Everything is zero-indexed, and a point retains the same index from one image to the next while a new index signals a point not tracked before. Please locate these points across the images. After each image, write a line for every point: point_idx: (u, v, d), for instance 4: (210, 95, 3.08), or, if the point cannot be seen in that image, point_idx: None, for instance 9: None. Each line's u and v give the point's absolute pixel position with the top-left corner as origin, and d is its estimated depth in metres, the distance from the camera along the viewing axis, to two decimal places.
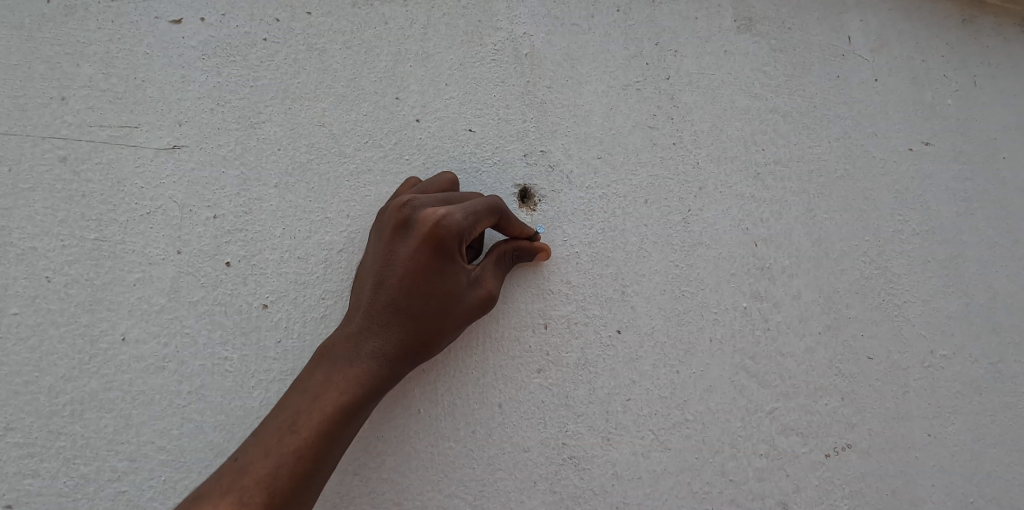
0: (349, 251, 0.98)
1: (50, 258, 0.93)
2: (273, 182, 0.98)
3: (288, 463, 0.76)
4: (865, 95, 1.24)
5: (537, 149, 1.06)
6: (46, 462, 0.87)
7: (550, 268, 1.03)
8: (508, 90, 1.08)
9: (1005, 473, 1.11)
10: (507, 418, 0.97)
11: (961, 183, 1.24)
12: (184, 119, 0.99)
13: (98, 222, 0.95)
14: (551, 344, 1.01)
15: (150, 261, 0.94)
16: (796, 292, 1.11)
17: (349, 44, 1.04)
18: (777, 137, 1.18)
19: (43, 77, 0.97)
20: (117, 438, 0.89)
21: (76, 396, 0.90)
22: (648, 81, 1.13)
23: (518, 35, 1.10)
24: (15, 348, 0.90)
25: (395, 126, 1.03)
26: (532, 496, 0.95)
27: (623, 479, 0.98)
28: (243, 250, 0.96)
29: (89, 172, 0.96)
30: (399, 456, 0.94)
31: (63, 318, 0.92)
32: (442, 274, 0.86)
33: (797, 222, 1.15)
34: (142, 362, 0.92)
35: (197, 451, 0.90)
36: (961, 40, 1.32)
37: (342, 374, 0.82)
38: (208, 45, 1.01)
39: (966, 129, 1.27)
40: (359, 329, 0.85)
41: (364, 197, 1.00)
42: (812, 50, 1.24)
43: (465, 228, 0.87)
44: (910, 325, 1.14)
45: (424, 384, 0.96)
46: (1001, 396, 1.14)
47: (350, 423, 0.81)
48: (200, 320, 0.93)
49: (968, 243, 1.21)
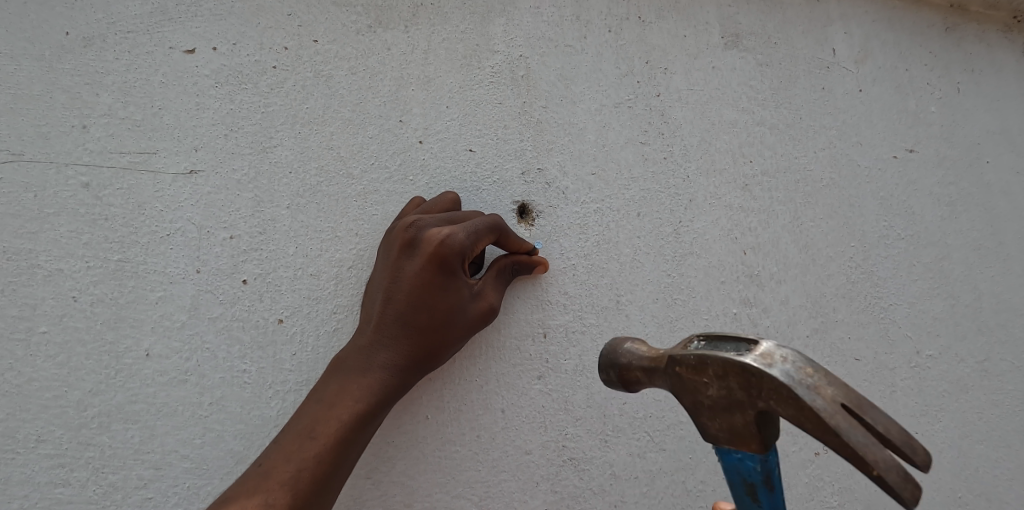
0: (357, 268, 1.04)
1: (75, 279, 0.97)
2: (284, 204, 1.04)
3: (308, 467, 0.81)
4: (850, 106, 1.30)
5: (534, 167, 1.12)
6: (76, 472, 0.92)
7: (548, 280, 1.09)
8: (506, 110, 1.13)
9: (991, 467, 1.16)
10: (510, 423, 1.03)
11: (946, 188, 1.30)
12: (200, 145, 1.04)
13: (121, 243, 1.00)
14: (550, 352, 1.07)
15: (171, 280, 1.00)
16: (784, 298, 1.17)
17: (353, 70, 1.10)
18: (764, 149, 1.23)
19: (64, 106, 1.02)
20: (142, 448, 0.94)
21: (103, 409, 0.94)
22: (639, 99, 1.19)
23: (514, 57, 1.15)
24: (44, 364, 0.94)
25: (400, 148, 1.08)
26: (534, 496, 1.01)
27: (620, 479, 1.04)
28: (258, 268, 1.01)
29: (111, 197, 1.01)
30: (408, 461, 0.98)
31: (90, 335, 0.96)
32: (447, 288, 0.92)
33: (784, 231, 1.20)
34: (165, 376, 0.97)
35: (219, 458, 0.95)
36: (944, 49, 1.38)
37: (355, 384, 0.88)
38: (220, 73, 1.07)
39: (949, 135, 1.33)
40: (370, 341, 0.90)
41: (371, 216, 1.06)
42: (798, 64, 1.29)
43: (468, 246, 0.92)
44: (896, 327, 1.20)
45: (430, 391, 1.01)
46: (987, 393, 1.20)
47: (363, 429, 0.86)
48: (219, 335, 0.99)
49: (953, 246, 1.27)
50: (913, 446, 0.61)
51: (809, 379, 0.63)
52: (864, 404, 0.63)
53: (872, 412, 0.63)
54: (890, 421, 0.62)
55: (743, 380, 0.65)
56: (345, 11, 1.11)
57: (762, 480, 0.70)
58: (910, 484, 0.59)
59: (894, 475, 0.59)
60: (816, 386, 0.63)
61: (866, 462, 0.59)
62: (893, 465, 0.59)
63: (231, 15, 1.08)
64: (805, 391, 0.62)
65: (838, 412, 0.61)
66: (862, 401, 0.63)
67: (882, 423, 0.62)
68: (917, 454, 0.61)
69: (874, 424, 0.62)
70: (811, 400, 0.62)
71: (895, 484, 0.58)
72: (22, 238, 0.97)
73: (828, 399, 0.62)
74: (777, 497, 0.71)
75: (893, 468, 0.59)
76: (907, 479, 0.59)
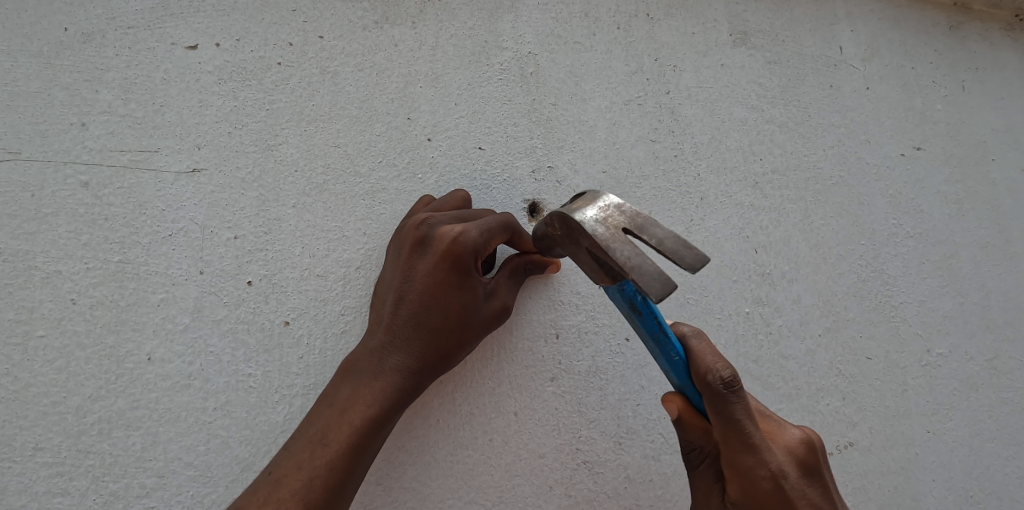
0: (366, 268, 1.02)
1: (74, 281, 0.94)
2: (291, 203, 1.02)
3: (321, 474, 0.79)
4: (857, 103, 1.29)
5: (544, 165, 1.10)
6: (75, 481, 0.87)
7: (560, 281, 1.08)
8: (515, 108, 1.12)
9: (1004, 466, 1.15)
10: (524, 426, 1.00)
11: (953, 186, 1.29)
12: (203, 143, 1.01)
13: (121, 244, 0.96)
14: (563, 354, 1.05)
15: (173, 282, 0.96)
16: (796, 297, 1.16)
17: (360, 67, 1.08)
18: (773, 147, 1.23)
19: (62, 103, 0.99)
20: (144, 456, 0.90)
21: (103, 416, 0.90)
22: (649, 96, 1.18)
23: (524, 54, 1.15)
24: (41, 369, 0.90)
25: (408, 146, 1.07)
26: (548, 501, 0.98)
27: (635, 482, 1.01)
28: (264, 269, 0.99)
29: (111, 197, 0.97)
30: (419, 466, 0.95)
31: (90, 339, 0.92)
32: (460, 287, 0.89)
33: (795, 229, 1.19)
34: (168, 381, 0.93)
35: (223, 466, 0.91)
36: (949, 46, 1.38)
37: (367, 387, 0.85)
38: (224, 69, 1.04)
39: (955, 133, 1.32)
40: (382, 343, 0.88)
41: (379, 216, 1.04)
42: (805, 61, 1.29)
43: (481, 244, 0.90)
44: (906, 325, 1.19)
45: (441, 395, 0.99)
46: (996, 392, 1.19)
47: (376, 434, 0.84)
48: (224, 338, 0.95)
49: (961, 244, 1.26)
50: (687, 251, 0.67)
51: (601, 215, 0.72)
52: (646, 225, 0.70)
53: (652, 229, 0.70)
54: (666, 238, 0.69)
55: (564, 223, 0.76)
56: (352, 7, 1.10)
57: (628, 305, 0.76)
58: (657, 282, 0.65)
59: (644, 276, 0.66)
60: (605, 220, 0.71)
61: (625, 270, 0.67)
62: (647, 270, 0.66)
63: (236, 11, 1.06)
64: (591, 224, 0.71)
65: (615, 235, 0.70)
66: (645, 224, 0.70)
67: (659, 237, 0.69)
68: (689, 256, 0.67)
69: (651, 241, 0.69)
70: (592, 230, 0.71)
71: (644, 282, 0.66)
72: (18, 239, 0.94)
73: (609, 227, 0.71)
74: (660, 335, 0.77)
75: (646, 272, 0.66)
76: (660, 280, 0.65)
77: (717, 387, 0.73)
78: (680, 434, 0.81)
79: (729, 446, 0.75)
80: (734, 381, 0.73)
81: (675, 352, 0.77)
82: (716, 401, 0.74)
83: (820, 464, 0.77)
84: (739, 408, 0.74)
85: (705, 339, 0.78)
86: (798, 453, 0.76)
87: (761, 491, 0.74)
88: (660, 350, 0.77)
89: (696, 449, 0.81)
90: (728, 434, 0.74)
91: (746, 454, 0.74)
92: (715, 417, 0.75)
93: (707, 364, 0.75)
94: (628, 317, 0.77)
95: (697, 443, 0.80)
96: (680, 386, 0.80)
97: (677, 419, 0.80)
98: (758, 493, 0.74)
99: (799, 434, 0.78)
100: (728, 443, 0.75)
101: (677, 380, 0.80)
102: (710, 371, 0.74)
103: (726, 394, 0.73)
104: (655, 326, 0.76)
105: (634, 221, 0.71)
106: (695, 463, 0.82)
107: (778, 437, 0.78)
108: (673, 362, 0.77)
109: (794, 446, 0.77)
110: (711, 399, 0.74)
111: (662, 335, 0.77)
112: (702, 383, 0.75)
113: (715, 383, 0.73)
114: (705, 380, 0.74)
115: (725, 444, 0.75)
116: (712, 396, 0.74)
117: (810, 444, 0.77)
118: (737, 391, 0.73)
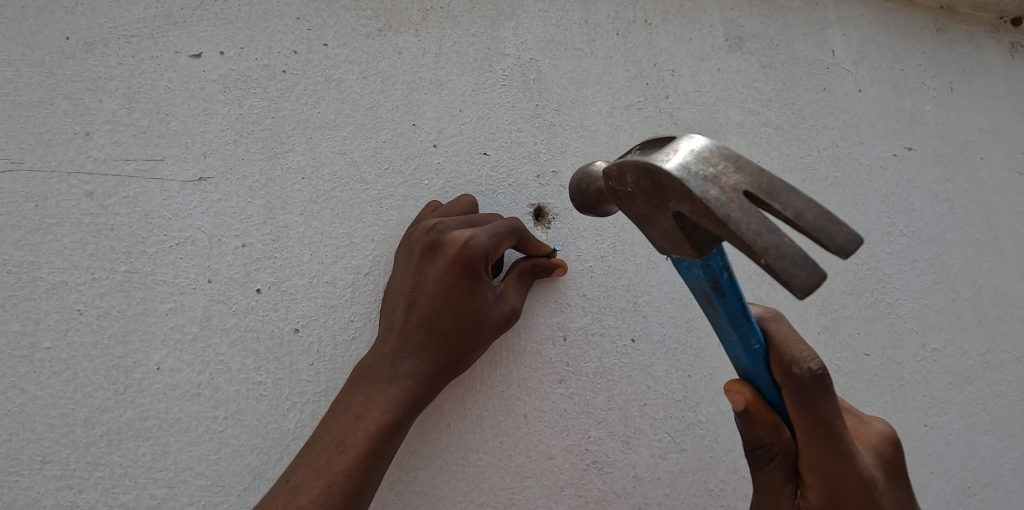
0: (374, 274, 1.02)
1: (80, 291, 0.93)
2: (298, 210, 1.02)
3: (339, 481, 0.79)
4: (850, 106, 1.32)
5: (549, 170, 1.12)
6: (85, 493, 0.86)
7: (566, 283, 1.09)
8: (518, 114, 1.14)
9: (998, 458, 1.17)
10: (534, 429, 1.01)
11: (943, 185, 1.33)
12: (209, 151, 1.01)
13: (127, 254, 0.96)
14: (571, 355, 1.06)
15: (181, 290, 0.96)
16: (795, 295, 1.18)
17: (365, 74, 1.09)
18: (770, 150, 1.25)
19: (66, 113, 0.98)
20: (154, 466, 0.89)
21: (112, 427, 0.89)
22: (648, 101, 1.20)
23: (526, 61, 1.16)
24: (48, 381, 0.89)
25: (413, 152, 1.08)
26: (559, 502, 0.98)
27: (643, 480, 1.02)
28: (272, 277, 0.99)
29: (116, 206, 0.97)
30: (432, 470, 0.96)
31: (97, 350, 0.92)
32: (471, 292, 0.90)
33: (793, 229, 1.22)
34: (178, 390, 0.92)
35: (235, 474, 0.91)
36: (936, 49, 1.42)
37: (381, 393, 0.86)
38: (228, 78, 1.04)
39: (944, 133, 1.36)
40: (394, 349, 0.88)
41: (387, 222, 1.05)
42: (799, 65, 1.32)
43: (491, 248, 0.91)
44: (902, 321, 1.22)
45: (452, 399, 0.99)
46: (990, 385, 1.22)
47: (392, 438, 0.85)
48: (234, 347, 0.95)
49: (952, 241, 1.30)
50: (833, 227, 0.56)
51: (709, 171, 0.59)
52: (774, 189, 0.58)
53: (784, 197, 0.58)
54: (805, 208, 0.57)
55: (649, 176, 0.63)
56: (355, 15, 1.11)
57: (711, 285, 0.70)
58: (803, 270, 0.55)
59: (783, 261, 0.55)
60: (716, 179, 0.59)
61: (753, 249, 0.56)
62: (785, 252, 0.55)
63: (238, 20, 1.06)
64: (698, 184, 0.59)
65: (734, 202, 0.58)
66: (773, 187, 0.58)
67: (795, 207, 0.57)
68: (837, 235, 0.56)
69: (784, 211, 0.58)
70: (701, 193, 0.58)
71: (783, 268, 0.55)
72: (22, 250, 0.93)
73: (726, 189, 0.58)
74: (743, 322, 0.72)
75: (784, 253, 0.55)
76: (804, 266, 0.55)
77: (808, 380, 0.72)
78: (749, 428, 0.77)
79: (816, 444, 0.74)
80: (823, 374, 0.72)
81: (756, 340, 0.73)
82: (805, 394, 0.72)
83: (902, 462, 0.79)
84: (827, 403, 0.73)
85: (782, 322, 0.76)
86: (883, 452, 0.79)
87: (847, 486, 0.74)
88: (741, 338, 0.73)
89: (765, 445, 0.77)
90: (815, 430, 0.73)
91: (834, 451, 0.73)
92: (799, 411, 0.73)
93: (794, 355, 0.73)
94: (707, 300, 0.71)
95: (766, 438, 0.77)
96: (752, 376, 0.76)
97: (746, 410, 0.76)
98: (845, 489, 0.74)
99: (881, 432, 0.81)
100: (813, 440, 0.74)
101: (749, 369, 0.76)
102: (800, 363, 0.72)
103: (817, 387, 0.72)
104: (739, 311, 0.71)
105: (757, 184, 0.59)
106: (764, 460, 0.78)
107: (863, 435, 0.80)
108: (754, 349, 0.73)
109: (878, 445, 0.79)
110: (797, 392, 0.73)
111: (745, 322, 0.72)
112: (787, 376, 0.73)
113: (806, 376, 0.72)
114: (793, 373, 0.72)
115: (812, 440, 0.74)
116: (799, 390, 0.72)
117: (893, 443, 0.79)
118: (826, 384, 0.72)
